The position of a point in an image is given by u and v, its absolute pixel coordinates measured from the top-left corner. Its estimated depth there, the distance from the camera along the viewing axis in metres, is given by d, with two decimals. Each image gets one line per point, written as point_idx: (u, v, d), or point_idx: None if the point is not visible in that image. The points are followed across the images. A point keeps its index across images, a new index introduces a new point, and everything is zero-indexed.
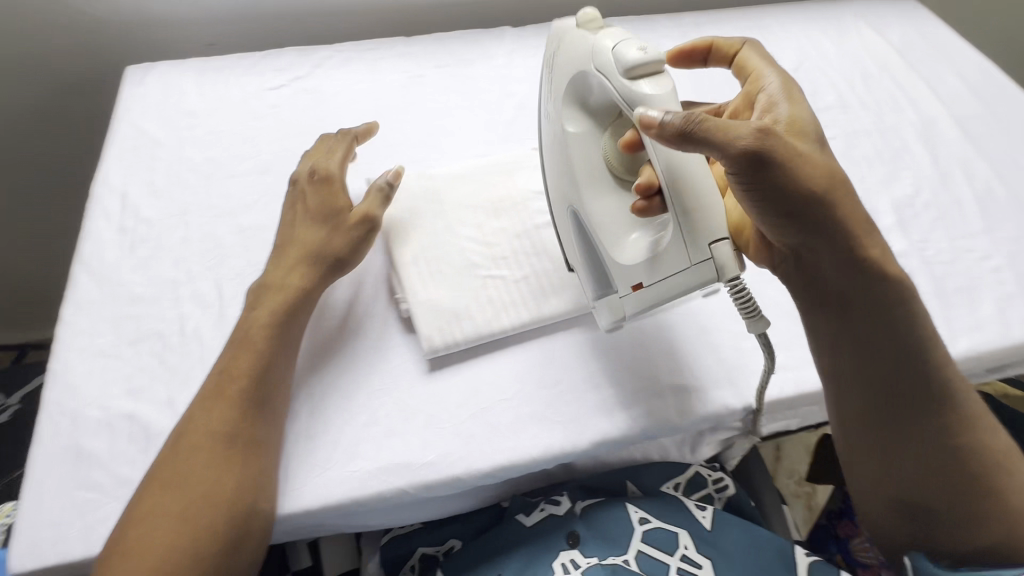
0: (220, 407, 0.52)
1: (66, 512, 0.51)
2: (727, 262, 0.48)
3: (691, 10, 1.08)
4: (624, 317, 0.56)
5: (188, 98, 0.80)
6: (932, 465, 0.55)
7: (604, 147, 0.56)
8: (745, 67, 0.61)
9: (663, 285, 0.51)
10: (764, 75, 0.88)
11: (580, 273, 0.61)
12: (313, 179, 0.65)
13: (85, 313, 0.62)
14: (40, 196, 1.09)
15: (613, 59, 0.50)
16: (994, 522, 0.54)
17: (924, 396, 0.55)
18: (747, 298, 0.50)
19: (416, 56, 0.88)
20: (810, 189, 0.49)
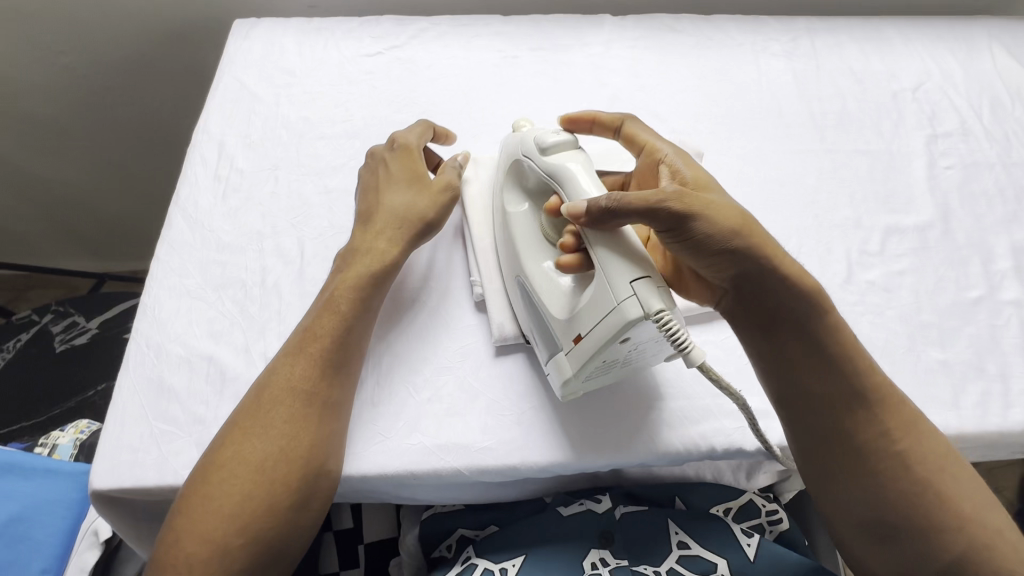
0: (302, 364, 0.53)
1: (143, 440, 0.54)
2: (648, 298, 0.46)
3: (804, 14, 1.01)
4: (571, 376, 0.52)
5: (287, 56, 0.82)
6: (892, 473, 0.51)
7: (540, 222, 0.58)
8: (635, 138, 0.61)
9: (599, 331, 0.48)
10: (878, 93, 0.82)
11: (535, 343, 0.58)
12: (392, 149, 0.65)
13: (178, 255, 0.65)
14: (138, 140, 1.16)
15: (536, 144, 0.57)
16: (965, 532, 0.49)
17: (847, 396, 0.52)
18: (676, 331, 0.45)
19: (511, 35, 0.86)
20: (726, 236, 0.50)
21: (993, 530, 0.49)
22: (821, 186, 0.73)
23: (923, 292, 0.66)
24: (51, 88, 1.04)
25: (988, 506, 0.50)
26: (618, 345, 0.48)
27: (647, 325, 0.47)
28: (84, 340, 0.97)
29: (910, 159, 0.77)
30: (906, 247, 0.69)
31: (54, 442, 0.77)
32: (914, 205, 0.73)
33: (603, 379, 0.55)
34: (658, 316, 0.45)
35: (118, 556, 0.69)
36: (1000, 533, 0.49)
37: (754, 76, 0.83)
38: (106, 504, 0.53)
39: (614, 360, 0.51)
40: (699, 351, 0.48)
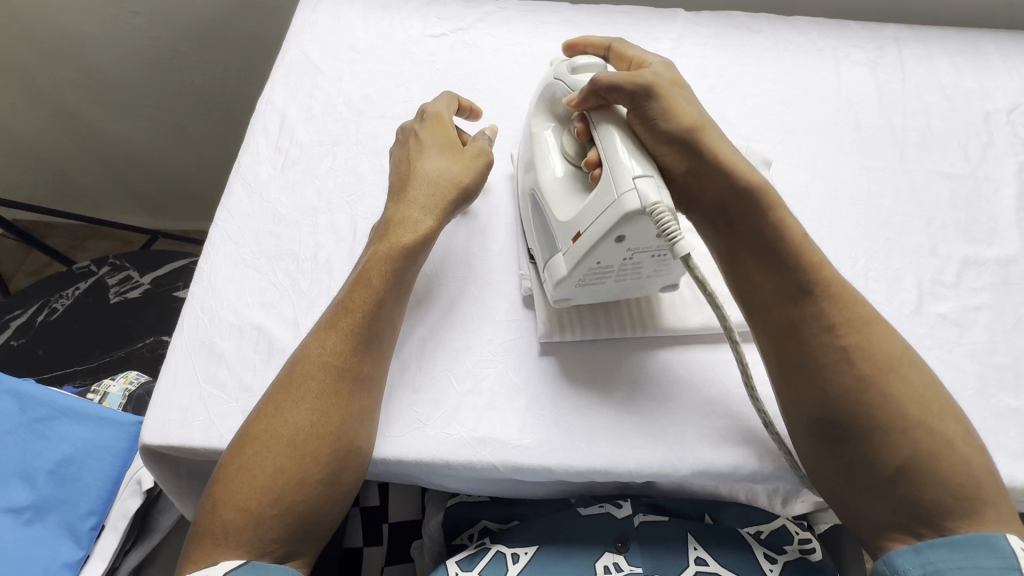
0: (334, 340, 0.53)
1: (193, 401, 0.56)
2: (645, 192, 0.48)
3: (891, 20, 0.94)
4: (564, 276, 0.53)
5: (354, 32, 0.81)
6: (834, 368, 0.49)
7: (563, 144, 0.60)
8: (623, 56, 0.63)
9: (596, 225, 0.50)
10: (969, 112, 0.77)
11: (540, 260, 0.59)
12: (423, 119, 0.65)
13: (235, 222, 0.66)
14: (201, 104, 1.19)
15: (565, 66, 0.60)
16: (912, 437, 0.47)
17: (790, 287, 0.53)
18: (667, 223, 0.47)
19: (579, 24, 0.83)
20: (681, 127, 0.55)
21: (942, 440, 0.47)
22: (896, 208, 0.69)
23: (999, 331, 0.61)
24: (122, 48, 1.08)
25: (941, 416, 0.48)
26: (613, 242, 0.50)
27: (644, 221, 0.49)
28: (136, 294, 1.01)
29: (998, 186, 0.71)
30: (985, 281, 0.64)
31: (105, 390, 0.81)
32: (998, 238, 0.68)
33: (597, 290, 0.57)
34: (653, 208, 0.47)
35: (157, 506, 0.72)
36: (952, 446, 0.47)
37: (833, 85, 0.79)
38: (153, 458, 0.55)
39: (611, 264, 0.53)
40: (688, 246, 0.48)
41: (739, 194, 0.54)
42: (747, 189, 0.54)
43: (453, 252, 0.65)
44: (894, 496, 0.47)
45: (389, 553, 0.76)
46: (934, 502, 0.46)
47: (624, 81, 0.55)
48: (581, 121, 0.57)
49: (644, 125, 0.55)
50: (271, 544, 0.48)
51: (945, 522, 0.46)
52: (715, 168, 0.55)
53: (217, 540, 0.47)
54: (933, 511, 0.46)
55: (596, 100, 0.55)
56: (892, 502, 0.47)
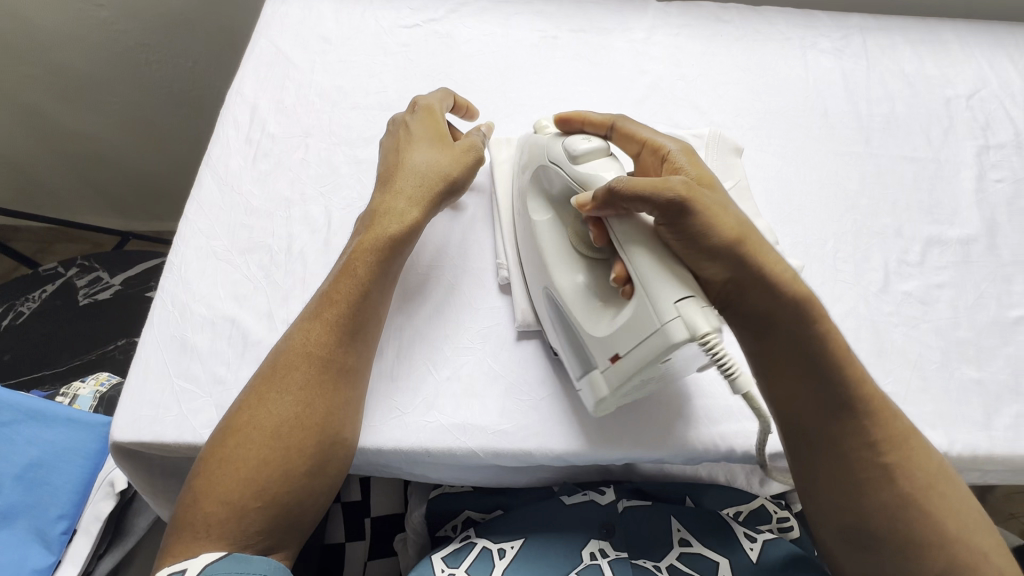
0: (319, 332, 0.53)
1: (165, 397, 0.55)
2: (695, 321, 0.43)
3: (855, 10, 0.97)
4: (608, 395, 0.50)
5: (324, 23, 0.80)
6: (871, 487, 0.48)
7: (570, 239, 0.55)
8: (633, 136, 0.56)
9: (640, 350, 0.46)
10: (930, 98, 0.79)
11: (563, 354, 0.56)
12: (414, 112, 0.64)
13: (206, 215, 0.65)
14: (170, 99, 1.17)
15: (566, 152, 0.54)
16: (951, 553, 0.47)
17: (829, 405, 0.49)
18: (722, 357, 0.43)
19: (552, 15, 0.84)
20: (727, 241, 0.46)
21: (978, 553, 0.47)
22: (863, 192, 0.71)
23: (962, 308, 0.63)
24: (87, 43, 1.05)
25: (977, 528, 0.48)
26: (659, 364, 0.47)
27: (692, 345, 0.45)
28: (106, 295, 0.98)
29: (958, 169, 0.74)
30: (947, 260, 0.67)
31: (75, 393, 0.78)
32: (959, 217, 0.70)
33: (636, 394, 0.53)
34: (705, 340, 0.43)
35: (131, 508, 0.70)
36: (985, 557, 0.47)
37: (800, 73, 0.80)
38: (124, 456, 0.54)
39: (651, 378, 0.49)
40: (745, 379, 0.45)
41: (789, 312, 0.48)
42: (789, 309, 0.48)
43: (430, 242, 0.64)
44: None
45: (371, 549, 0.75)
46: None
47: (650, 192, 0.46)
48: (598, 226, 0.51)
49: (680, 239, 0.47)
50: (254, 536, 0.47)
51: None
52: (759, 283, 0.47)
53: (197, 532, 0.46)
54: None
55: (618, 208, 0.48)
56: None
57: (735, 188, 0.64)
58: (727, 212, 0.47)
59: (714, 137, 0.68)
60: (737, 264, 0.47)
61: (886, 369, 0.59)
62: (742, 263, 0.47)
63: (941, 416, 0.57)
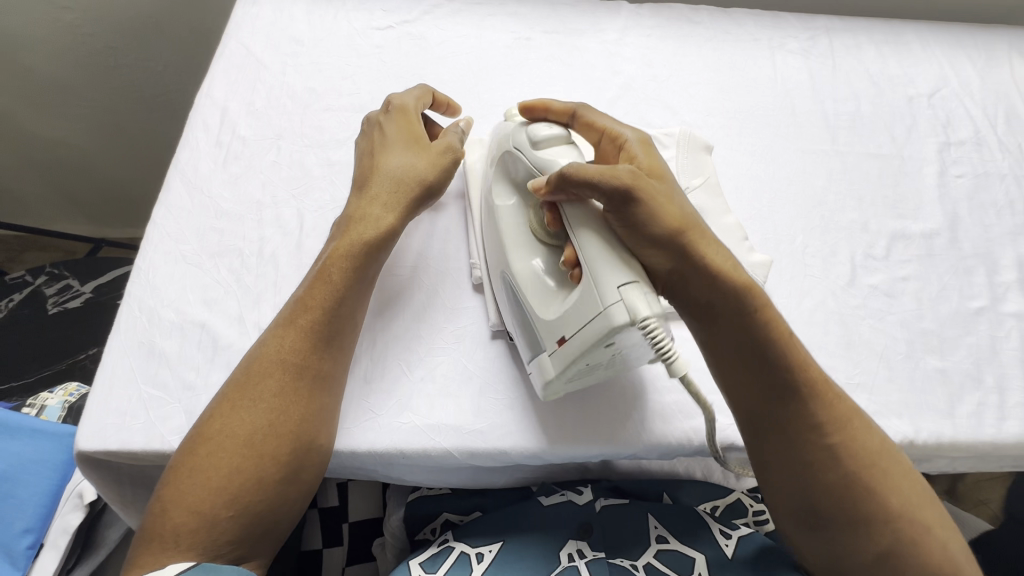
0: (293, 338, 0.52)
1: (132, 404, 0.54)
2: (635, 304, 0.45)
3: (822, 12, 0.99)
4: (553, 377, 0.51)
5: (296, 25, 0.80)
6: (823, 468, 0.49)
7: (529, 219, 0.55)
8: (592, 125, 0.56)
9: (584, 333, 0.47)
10: (893, 97, 0.82)
11: (518, 340, 0.56)
12: (388, 111, 0.62)
13: (175, 219, 0.64)
14: (140, 103, 1.15)
15: (528, 137, 0.54)
16: (896, 532, 0.48)
17: (767, 387, 0.50)
18: (661, 340, 0.44)
19: (525, 17, 0.84)
20: (668, 229, 0.48)
21: (921, 526, 0.48)
22: (830, 188, 0.72)
23: (926, 300, 0.65)
24: (53, 45, 1.02)
25: (921, 502, 0.49)
26: (604, 348, 0.47)
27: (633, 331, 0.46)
28: (76, 303, 0.96)
29: (921, 165, 0.76)
30: (912, 253, 0.68)
31: (43, 403, 0.76)
32: (922, 212, 0.72)
33: (587, 380, 0.54)
34: (644, 324, 0.44)
35: (102, 520, 0.68)
36: (929, 530, 0.48)
37: (769, 73, 0.82)
38: (91, 466, 0.53)
39: (598, 363, 0.50)
40: (682, 362, 0.46)
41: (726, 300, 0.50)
42: (729, 297, 0.50)
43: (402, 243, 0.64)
44: None
45: (350, 554, 0.74)
46: None
47: (598, 178, 0.47)
48: (551, 210, 0.52)
49: (625, 225, 0.48)
50: (225, 546, 0.46)
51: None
52: (701, 272, 0.49)
53: (166, 544, 0.45)
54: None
55: (568, 194, 0.49)
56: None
57: (704, 185, 0.65)
58: (671, 203, 0.50)
59: (684, 136, 0.68)
60: (682, 254, 0.49)
61: (853, 361, 0.60)
62: (687, 255, 0.49)
63: (907, 405, 0.58)
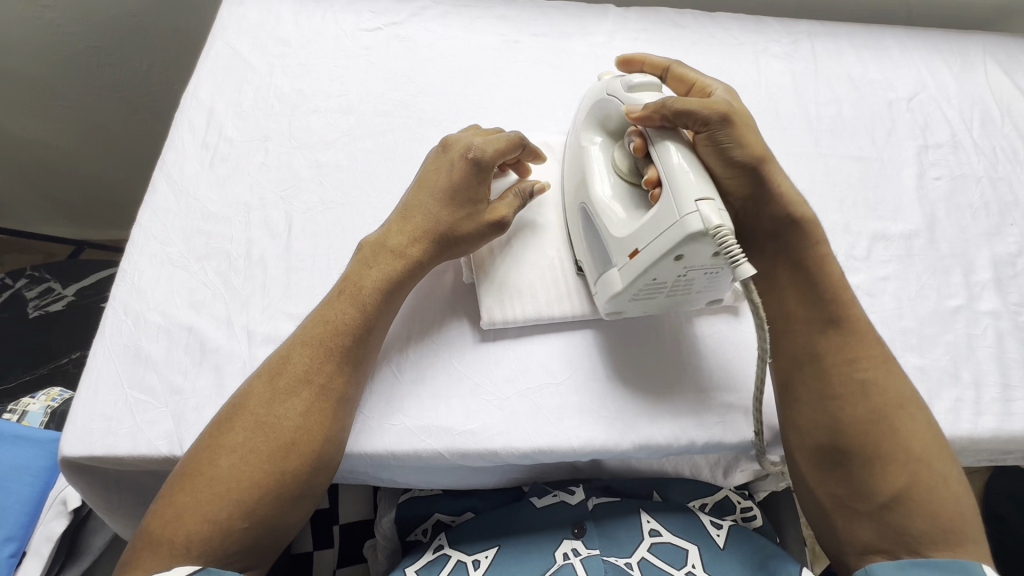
0: (320, 358, 0.52)
1: (119, 409, 0.53)
2: (710, 215, 0.47)
3: (805, 16, 1.00)
4: (621, 290, 0.54)
5: (283, 26, 0.79)
6: (851, 400, 0.53)
7: (614, 159, 0.59)
8: (684, 78, 0.63)
9: (658, 243, 0.50)
10: (873, 101, 0.84)
11: (586, 268, 0.60)
12: (466, 157, 0.59)
13: (161, 222, 0.64)
14: (123, 104, 1.13)
15: (625, 83, 0.58)
16: (911, 471, 0.51)
17: (821, 318, 0.56)
18: (729, 244, 0.47)
19: (513, 19, 0.85)
20: (750, 157, 0.55)
21: (939, 478, 0.51)
22: (813, 190, 0.74)
23: (905, 299, 0.67)
24: (33, 45, 1.01)
25: (940, 457, 0.52)
26: (672, 261, 0.50)
27: (704, 244, 0.48)
28: (59, 306, 0.94)
29: (900, 168, 0.78)
30: (892, 254, 0.70)
31: (24, 409, 0.75)
32: (902, 214, 0.74)
33: (650, 304, 0.56)
34: (719, 232, 0.47)
35: (86, 527, 0.67)
36: (944, 484, 0.51)
37: (754, 76, 0.83)
38: (75, 472, 0.52)
39: (665, 280, 0.53)
40: (749, 267, 0.47)
41: (791, 224, 0.57)
42: (794, 220, 0.57)
43: None
44: (886, 524, 0.51)
45: (341, 556, 0.74)
46: (921, 533, 0.50)
47: (698, 109, 0.53)
48: (639, 137, 0.55)
49: (712, 149, 0.55)
50: (234, 556, 0.46)
51: (926, 550, 0.49)
52: (771, 197, 0.56)
53: (177, 550, 0.44)
54: (917, 538, 0.50)
55: (661, 120, 0.53)
56: (880, 528, 0.51)
57: None
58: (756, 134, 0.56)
59: None
60: (758, 184, 0.56)
61: None
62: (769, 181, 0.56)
63: None
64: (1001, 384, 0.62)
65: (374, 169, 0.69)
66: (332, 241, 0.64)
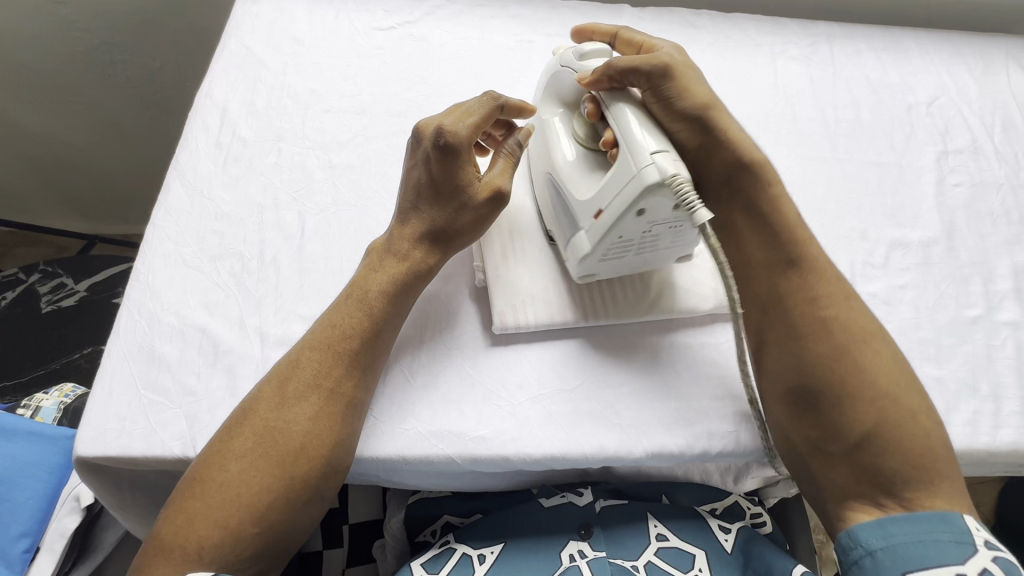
0: (328, 362, 0.52)
1: (133, 410, 0.53)
2: (665, 166, 0.49)
3: (824, 18, 0.99)
4: (589, 252, 0.55)
5: (297, 25, 0.79)
6: (815, 338, 0.53)
7: (573, 127, 0.60)
8: (631, 41, 0.65)
9: (618, 199, 0.51)
10: (892, 104, 0.82)
11: (555, 232, 0.62)
12: (437, 148, 0.55)
13: (174, 221, 0.64)
14: (136, 100, 1.14)
15: (577, 52, 0.59)
16: (879, 408, 0.51)
17: (781, 260, 0.57)
18: (686, 194, 0.49)
19: (528, 19, 0.84)
20: (696, 107, 0.59)
21: (906, 411, 0.51)
22: (829, 195, 0.73)
23: (923, 308, 0.66)
24: (46, 40, 1.01)
25: (908, 392, 0.52)
26: (635, 216, 0.51)
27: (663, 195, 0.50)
28: (71, 302, 0.95)
29: (920, 174, 0.77)
30: (909, 262, 0.69)
31: (37, 405, 0.75)
32: (921, 221, 0.73)
33: (622, 264, 0.58)
34: (673, 180, 0.48)
35: (98, 523, 0.68)
36: (914, 419, 0.51)
37: (770, 79, 0.82)
38: (89, 471, 0.52)
39: (631, 239, 0.54)
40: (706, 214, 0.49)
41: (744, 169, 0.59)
42: (746, 164, 0.59)
43: None
44: (859, 465, 0.51)
45: (349, 555, 0.75)
46: (895, 472, 0.49)
47: (642, 65, 0.57)
48: (593, 102, 0.58)
49: (660, 104, 0.59)
50: (246, 561, 0.46)
51: (903, 492, 0.49)
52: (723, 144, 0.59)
53: (189, 556, 0.44)
54: (892, 478, 0.49)
55: (611, 81, 0.56)
56: (855, 469, 0.51)
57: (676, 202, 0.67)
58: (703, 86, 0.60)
59: None
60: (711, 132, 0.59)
61: None
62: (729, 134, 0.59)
63: None
64: (1020, 397, 0.61)
65: (387, 170, 0.69)
66: (345, 242, 0.64)
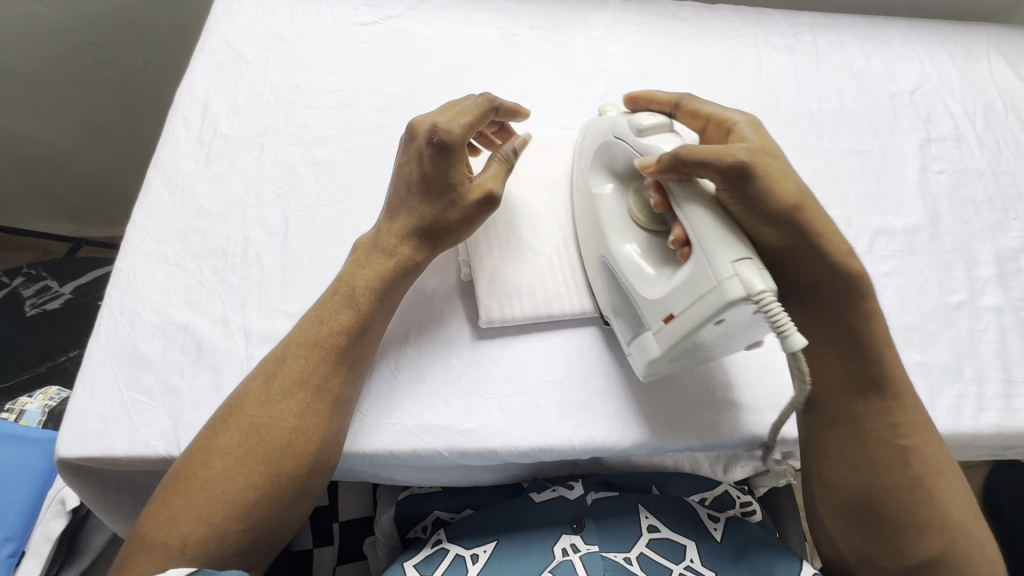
0: (315, 358, 0.51)
1: (116, 410, 0.53)
2: (751, 279, 0.45)
3: (808, 9, 0.99)
4: (658, 356, 0.52)
5: (278, 20, 0.78)
6: (888, 468, 0.52)
7: (629, 205, 0.57)
8: (698, 111, 0.58)
9: (692, 310, 0.48)
10: (875, 93, 0.83)
11: (613, 319, 0.58)
12: (430, 145, 0.55)
13: (156, 219, 0.63)
14: (117, 100, 1.12)
15: (633, 126, 0.55)
16: (944, 537, 0.51)
17: (863, 382, 0.54)
18: (776, 313, 0.44)
19: (512, 13, 0.83)
20: (784, 204, 0.50)
21: (973, 543, 0.51)
22: (814, 184, 0.73)
23: (907, 295, 0.66)
24: (23, 40, 0.99)
25: (973, 521, 0.52)
26: (712, 326, 0.47)
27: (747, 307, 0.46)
28: (55, 304, 0.94)
29: (903, 162, 0.77)
30: (893, 249, 0.70)
31: (22, 407, 0.74)
32: (904, 208, 0.73)
33: (691, 361, 0.54)
34: (761, 297, 0.44)
35: (85, 526, 0.67)
36: (974, 545, 0.52)
37: (755, 69, 0.82)
38: (73, 473, 0.52)
39: (704, 343, 0.50)
40: (798, 337, 0.45)
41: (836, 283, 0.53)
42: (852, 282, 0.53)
43: None
44: None
45: (341, 553, 0.75)
46: None
47: (710, 156, 0.48)
48: (658, 192, 0.52)
49: (742, 205, 0.50)
50: (231, 556, 0.46)
51: None
52: (813, 249, 0.52)
53: (172, 552, 0.44)
54: None
55: (680, 173, 0.50)
56: None
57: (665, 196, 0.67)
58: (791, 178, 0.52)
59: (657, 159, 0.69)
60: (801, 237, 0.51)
61: None
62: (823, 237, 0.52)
63: None
64: (1003, 380, 0.62)
65: (371, 165, 0.68)
66: (330, 238, 0.63)
